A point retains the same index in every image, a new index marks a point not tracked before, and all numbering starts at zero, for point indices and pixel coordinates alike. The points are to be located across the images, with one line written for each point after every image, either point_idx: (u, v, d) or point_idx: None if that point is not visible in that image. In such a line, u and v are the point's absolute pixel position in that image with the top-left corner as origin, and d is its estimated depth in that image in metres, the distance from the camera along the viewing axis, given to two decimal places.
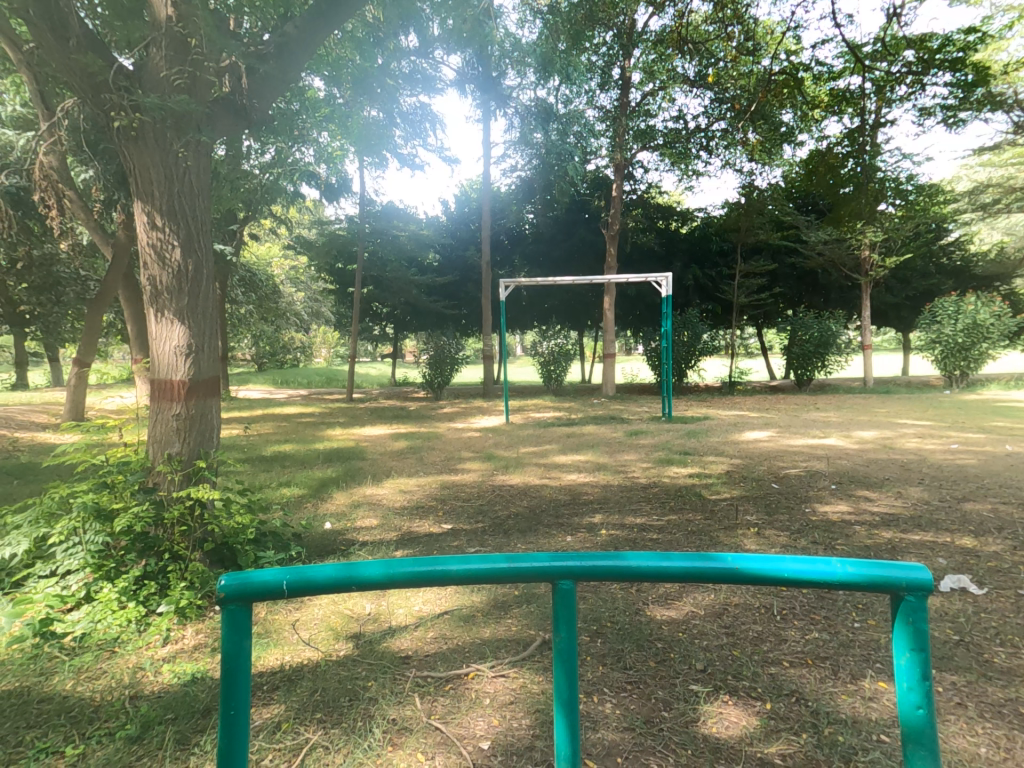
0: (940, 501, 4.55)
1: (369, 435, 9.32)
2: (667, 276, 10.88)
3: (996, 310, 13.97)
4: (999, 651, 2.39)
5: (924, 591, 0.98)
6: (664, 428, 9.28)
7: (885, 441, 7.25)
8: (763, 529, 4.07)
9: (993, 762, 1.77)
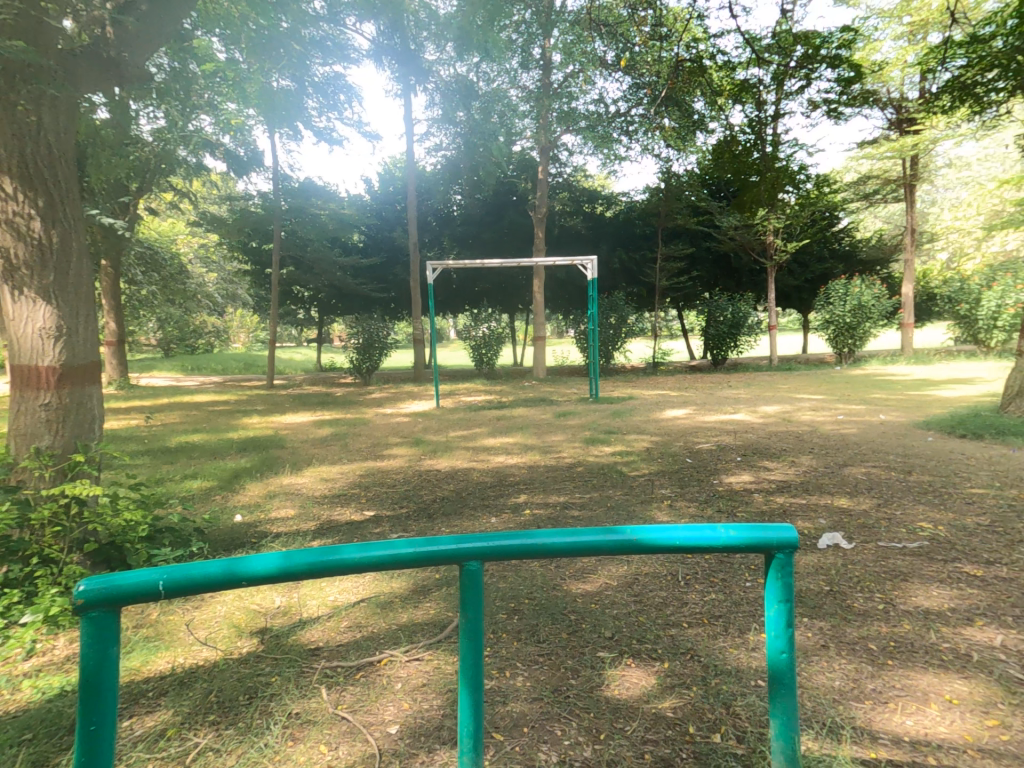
0: (825, 466, 5.00)
1: (290, 421, 8.96)
2: (593, 260, 11.05)
3: (876, 291, 15.37)
4: (858, 596, 2.66)
5: (787, 546, 1.11)
6: (590, 408, 9.55)
7: (786, 415, 7.86)
8: (672, 500, 4.32)
9: (845, 693, 1.97)
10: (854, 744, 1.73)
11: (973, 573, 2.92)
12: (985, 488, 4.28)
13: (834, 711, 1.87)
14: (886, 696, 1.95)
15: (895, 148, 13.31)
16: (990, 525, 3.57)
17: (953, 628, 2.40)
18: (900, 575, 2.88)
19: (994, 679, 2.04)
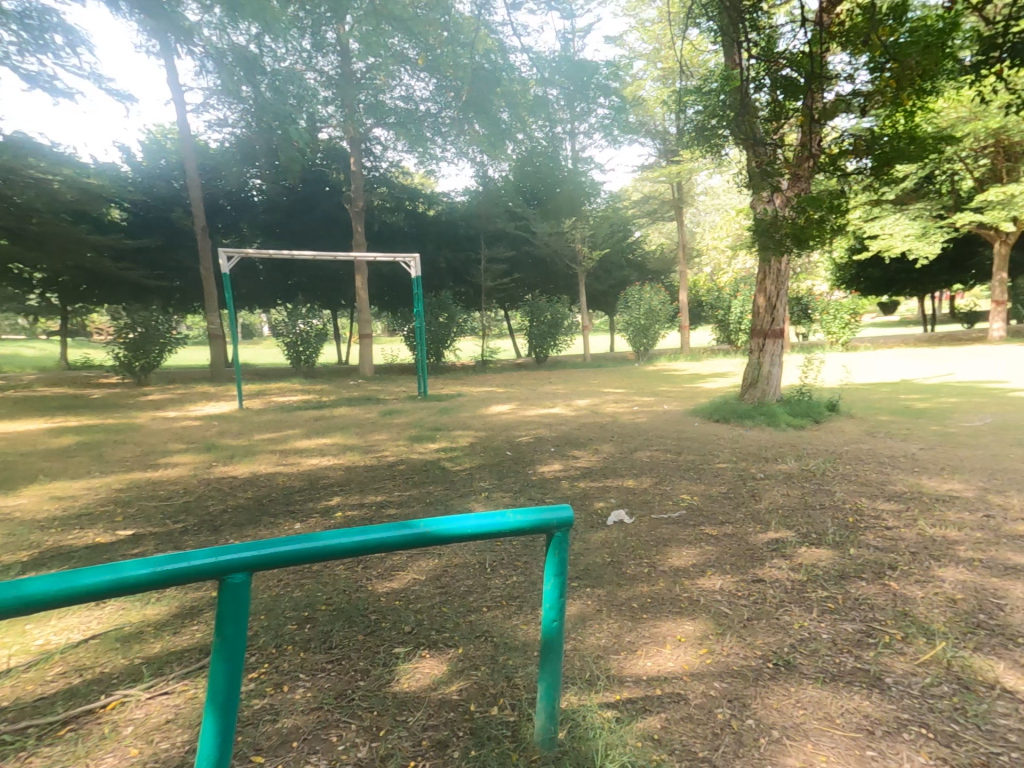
0: (619, 452, 5.64)
1: (27, 431, 7.37)
2: (417, 258, 11.00)
3: (662, 297, 17.79)
4: (631, 562, 3.07)
5: (565, 524, 1.28)
6: (417, 406, 9.51)
7: (584, 407, 8.67)
8: (480, 491, 4.51)
9: (608, 648, 2.27)
10: (600, 690, 2.00)
11: (711, 532, 3.53)
12: (726, 462, 5.24)
13: (595, 667, 2.14)
14: (633, 644, 2.29)
15: (670, 177, 15.37)
16: (726, 491, 4.41)
17: (692, 580, 2.88)
18: (661, 541, 3.36)
19: (707, 616, 2.52)
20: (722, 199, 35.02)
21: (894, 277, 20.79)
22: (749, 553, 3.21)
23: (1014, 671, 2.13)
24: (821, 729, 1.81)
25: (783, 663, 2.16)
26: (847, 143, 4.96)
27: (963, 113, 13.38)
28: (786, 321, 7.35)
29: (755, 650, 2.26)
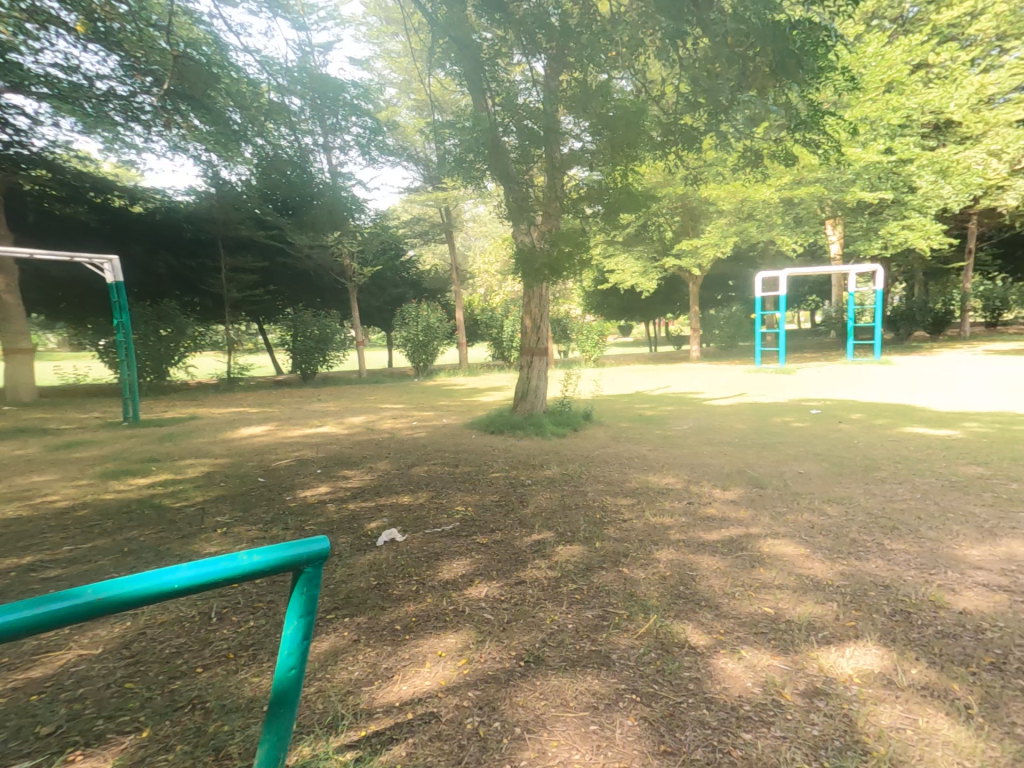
0: (398, 469, 5.67)
1: None
2: (113, 261, 9.61)
3: (439, 316, 18.46)
4: (399, 583, 3.26)
5: (322, 557, 1.26)
6: (131, 436, 8.13)
7: (354, 426, 8.49)
8: (237, 525, 4.10)
9: (360, 680, 2.37)
10: (351, 728, 2.08)
11: (484, 540, 3.93)
12: (498, 471, 5.68)
13: (344, 705, 2.20)
14: (391, 671, 2.43)
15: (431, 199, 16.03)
16: (497, 499, 4.80)
17: (461, 591, 3.18)
18: (435, 555, 3.63)
19: (472, 625, 2.82)
20: (490, 228, 37.79)
21: (630, 304, 24.95)
22: (515, 556, 3.67)
23: (696, 629, 2.83)
24: (557, 716, 2.16)
25: (534, 658, 2.55)
26: (582, 190, 6.08)
27: (662, 178, 16.94)
28: (549, 339, 8.21)
29: (509, 650, 2.61)
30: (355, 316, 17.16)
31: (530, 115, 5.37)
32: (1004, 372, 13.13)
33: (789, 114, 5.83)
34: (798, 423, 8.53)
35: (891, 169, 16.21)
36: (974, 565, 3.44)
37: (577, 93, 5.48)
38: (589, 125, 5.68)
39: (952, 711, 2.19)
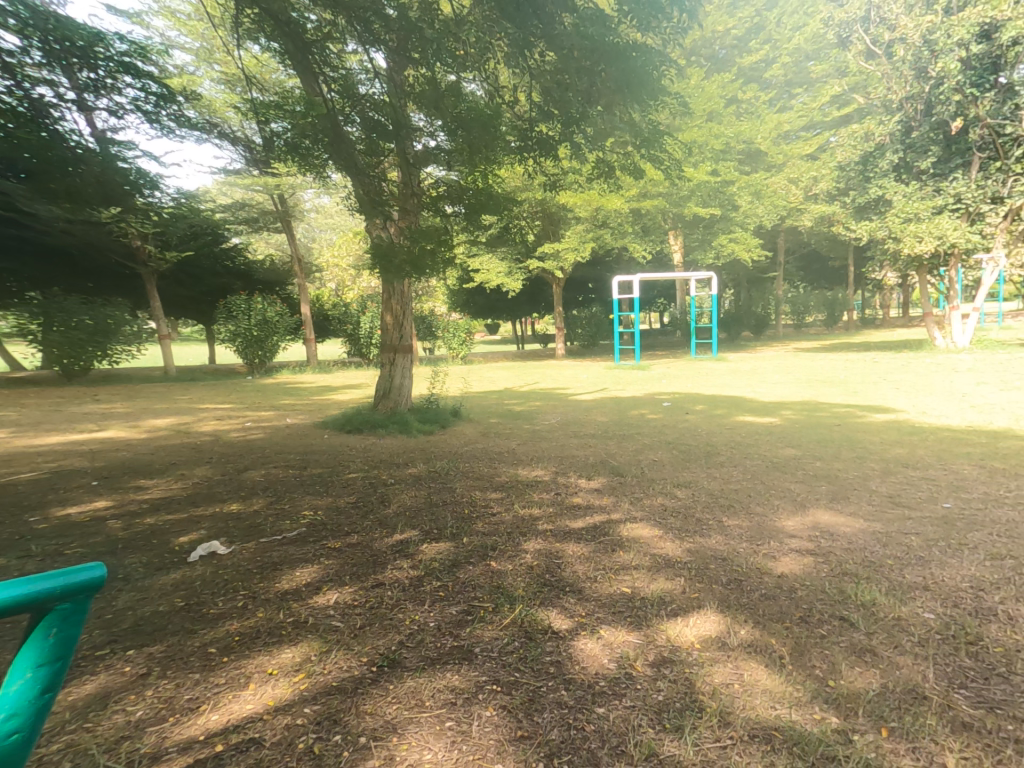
0: (220, 475, 5.64)
1: None
2: None
3: (277, 308, 18.57)
4: (218, 601, 3.06)
5: (95, 585, 1.01)
6: None
7: (196, 437, 7.68)
8: (12, 564, 3.49)
9: (150, 720, 2.13)
10: None
11: (334, 545, 3.87)
12: (356, 472, 5.73)
13: (122, 753, 1.96)
14: (197, 702, 2.23)
15: (261, 185, 15.37)
16: (355, 501, 4.85)
17: (305, 600, 3.08)
18: (275, 564, 3.54)
19: (319, 636, 2.71)
20: (337, 219, 31.31)
21: (494, 302, 25.60)
22: (375, 560, 3.62)
23: (559, 614, 2.99)
24: (409, 718, 2.15)
25: (390, 661, 2.52)
26: (441, 189, 5.97)
27: (520, 183, 17.61)
28: (413, 337, 8.46)
29: (361, 658, 2.55)
30: (156, 308, 16.03)
31: (376, 107, 5.47)
32: (807, 366, 15.60)
33: (633, 130, 6.40)
34: (653, 414, 9.34)
35: (718, 188, 18.42)
36: (789, 533, 4.03)
37: (427, 89, 5.57)
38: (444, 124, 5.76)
39: (769, 662, 2.55)
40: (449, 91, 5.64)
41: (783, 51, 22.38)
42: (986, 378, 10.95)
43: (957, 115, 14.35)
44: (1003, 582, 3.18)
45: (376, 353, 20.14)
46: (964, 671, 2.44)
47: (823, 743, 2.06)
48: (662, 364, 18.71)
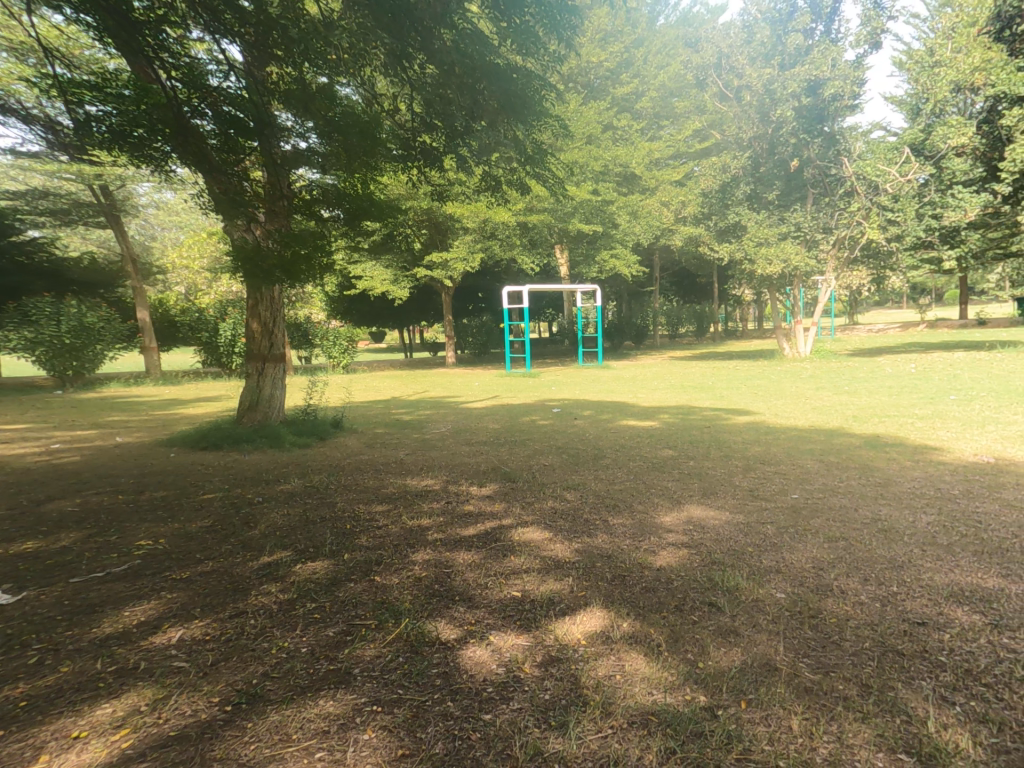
0: (16, 508, 4.90)
1: None
2: None
3: (104, 316, 17.25)
4: (3, 660, 2.62)
5: None
6: None
7: (12, 466, 6.53)
8: None
9: None
10: None
11: (180, 577, 3.51)
12: (214, 493, 5.26)
13: None
14: None
15: (81, 175, 14.15)
16: (212, 525, 4.45)
17: (140, 642, 2.77)
18: (93, 608, 3.12)
19: (159, 682, 2.43)
20: (182, 219, 23.69)
21: (380, 309, 25.03)
22: (238, 588, 3.35)
23: (447, 624, 2.95)
24: (272, 755, 2.00)
25: (253, 696, 2.34)
26: (316, 192, 5.76)
27: (405, 191, 17.41)
28: (284, 345, 8.14)
29: (212, 699, 2.32)
30: None
31: (232, 102, 4.98)
32: (680, 373, 16.98)
33: (517, 148, 6.53)
34: (544, 421, 9.60)
35: (599, 207, 19.56)
36: (666, 528, 4.33)
37: (296, 89, 5.41)
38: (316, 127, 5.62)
39: (649, 651, 2.70)
40: (321, 94, 5.56)
41: (652, 86, 24.36)
42: (823, 382, 12.77)
43: (794, 156, 16.57)
44: (837, 559, 3.67)
45: (239, 364, 18.88)
46: (808, 640, 2.77)
47: (692, 721, 2.23)
48: (551, 371, 19.34)
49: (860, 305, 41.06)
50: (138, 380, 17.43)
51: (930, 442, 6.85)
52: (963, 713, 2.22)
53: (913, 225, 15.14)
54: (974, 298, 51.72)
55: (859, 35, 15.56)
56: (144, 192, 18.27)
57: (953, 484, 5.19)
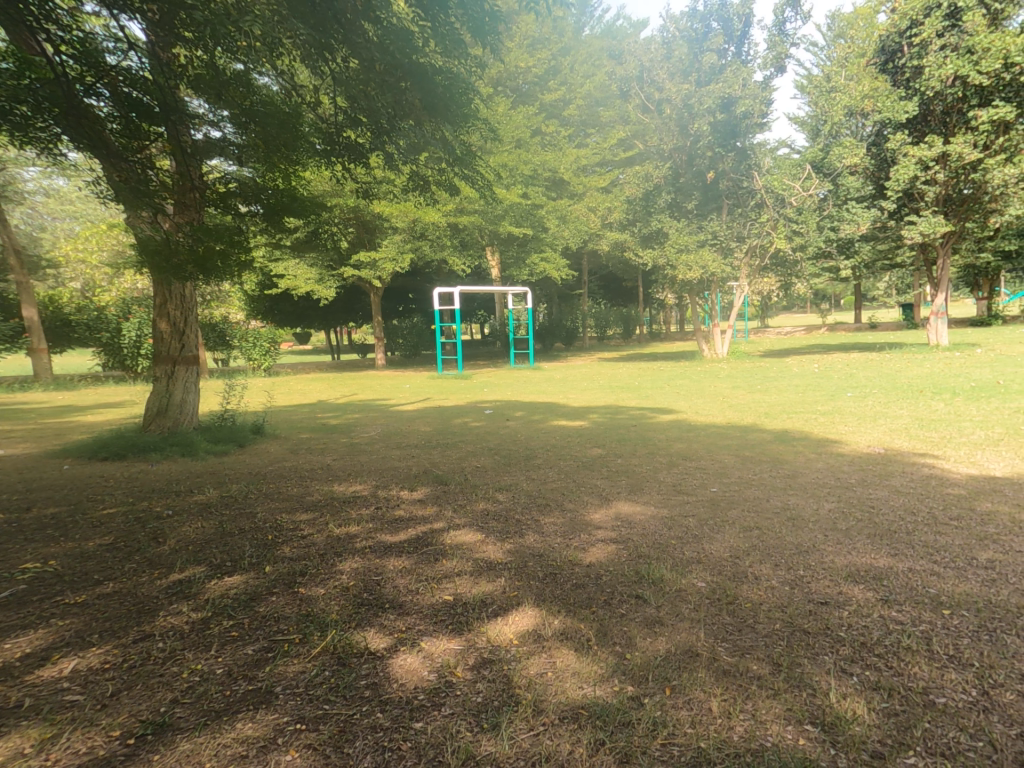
0: None
1: None
2: None
3: None
4: None
5: None
6: None
7: None
8: None
9: None
10: None
11: (75, 601, 3.21)
12: (116, 508, 4.84)
13: None
14: None
15: None
16: (113, 543, 4.08)
17: (28, 678, 2.50)
18: None
19: (48, 720, 2.20)
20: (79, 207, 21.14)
21: (304, 310, 24.09)
22: (144, 609, 3.10)
23: (376, 634, 2.88)
24: None
25: (159, 727, 2.17)
26: (232, 186, 5.72)
27: (330, 188, 16.84)
28: (196, 347, 7.63)
29: (111, 734, 2.13)
30: None
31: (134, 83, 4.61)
32: (608, 374, 17.52)
33: (445, 148, 6.51)
34: (476, 422, 9.60)
35: (529, 211, 19.83)
36: (596, 525, 4.45)
37: (207, 75, 5.10)
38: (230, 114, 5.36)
39: (578, 647, 2.76)
40: (234, 80, 5.27)
41: (578, 94, 24.94)
42: (739, 382, 13.58)
43: (710, 168, 17.58)
44: (753, 547, 3.92)
45: (146, 366, 17.58)
46: (726, 625, 2.93)
47: (620, 711, 2.30)
48: (482, 373, 19.35)
49: (770, 310, 44.04)
50: (27, 385, 15.84)
51: (833, 436, 7.45)
52: (860, 682, 2.43)
53: (814, 236, 16.58)
54: (866, 304, 57.02)
55: (766, 57, 16.72)
56: (28, 175, 16.67)
57: (850, 474, 5.70)
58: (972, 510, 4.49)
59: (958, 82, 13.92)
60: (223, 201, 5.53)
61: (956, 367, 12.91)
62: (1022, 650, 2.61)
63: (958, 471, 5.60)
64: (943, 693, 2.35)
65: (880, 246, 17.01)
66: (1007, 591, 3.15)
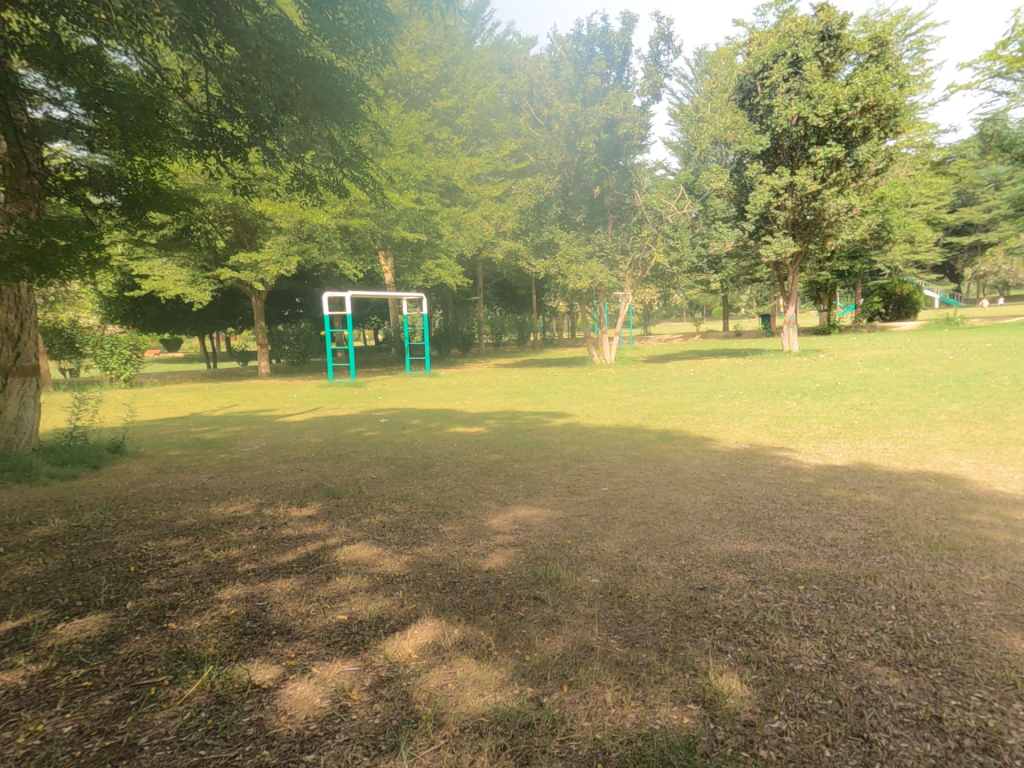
0: None
1: None
2: None
3: None
4: None
5: None
6: None
7: None
8: None
9: None
10: None
11: None
12: None
13: None
14: None
15: None
16: None
17: None
18: None
19: None
20: None
21: (174, 315, 21.96)
22: None
23: (261, 665, 2.66)
24: None
25: None
26: (80, 174, 5.08)
27: (202, 181, 15.54)
28: (36, 355, 6.65)
29: None
30: None
31: None
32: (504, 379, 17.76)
33: (333, 148, 6.21)
34: (369, 431, 9.26)
35: (423, 216, 19.58)
36: (494, 531, 4.47)
37: (46, 46, 4.47)
38: (78, 92, 4.76)
39: (478, 654, 2.76)
40: (83, 56, 4.69)
41: (470, 104, 25.16)
42: (625, 387, 14.38)
43: (597, 184, 18.55)
44: (640, 541, 4.16)
45: None
46: (617, 618, 3.08)
47: (520, 713, 2.33)
48: (375, 380, 18.69)
49: (650, 319, 47.23)
50: None
51: (706, 435, 8.15)
52: (733, 659, 2.67)
53: (688, 251, 18.14)
54: (733, 315, 62.81)
55: (643, 84, 17.99)
56: None
57: (722, 468, 6.27)
58: (819, 495, 5.14)
59: (801, 122, 15.99)
60: (68, 190, 4.92)
61: (806, 370, 14.68)
62: (860, 615, 3.02)
63: (808, 461, 6.38)
64: (801, 660, 2.65)
65: (743, 263, 18.95)
66: (848, 564, 3.64)
